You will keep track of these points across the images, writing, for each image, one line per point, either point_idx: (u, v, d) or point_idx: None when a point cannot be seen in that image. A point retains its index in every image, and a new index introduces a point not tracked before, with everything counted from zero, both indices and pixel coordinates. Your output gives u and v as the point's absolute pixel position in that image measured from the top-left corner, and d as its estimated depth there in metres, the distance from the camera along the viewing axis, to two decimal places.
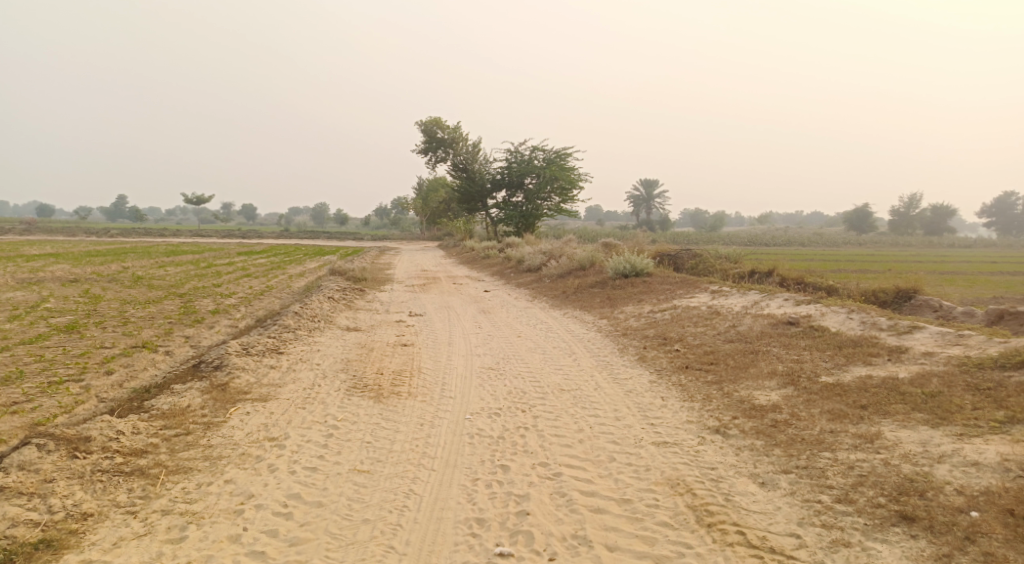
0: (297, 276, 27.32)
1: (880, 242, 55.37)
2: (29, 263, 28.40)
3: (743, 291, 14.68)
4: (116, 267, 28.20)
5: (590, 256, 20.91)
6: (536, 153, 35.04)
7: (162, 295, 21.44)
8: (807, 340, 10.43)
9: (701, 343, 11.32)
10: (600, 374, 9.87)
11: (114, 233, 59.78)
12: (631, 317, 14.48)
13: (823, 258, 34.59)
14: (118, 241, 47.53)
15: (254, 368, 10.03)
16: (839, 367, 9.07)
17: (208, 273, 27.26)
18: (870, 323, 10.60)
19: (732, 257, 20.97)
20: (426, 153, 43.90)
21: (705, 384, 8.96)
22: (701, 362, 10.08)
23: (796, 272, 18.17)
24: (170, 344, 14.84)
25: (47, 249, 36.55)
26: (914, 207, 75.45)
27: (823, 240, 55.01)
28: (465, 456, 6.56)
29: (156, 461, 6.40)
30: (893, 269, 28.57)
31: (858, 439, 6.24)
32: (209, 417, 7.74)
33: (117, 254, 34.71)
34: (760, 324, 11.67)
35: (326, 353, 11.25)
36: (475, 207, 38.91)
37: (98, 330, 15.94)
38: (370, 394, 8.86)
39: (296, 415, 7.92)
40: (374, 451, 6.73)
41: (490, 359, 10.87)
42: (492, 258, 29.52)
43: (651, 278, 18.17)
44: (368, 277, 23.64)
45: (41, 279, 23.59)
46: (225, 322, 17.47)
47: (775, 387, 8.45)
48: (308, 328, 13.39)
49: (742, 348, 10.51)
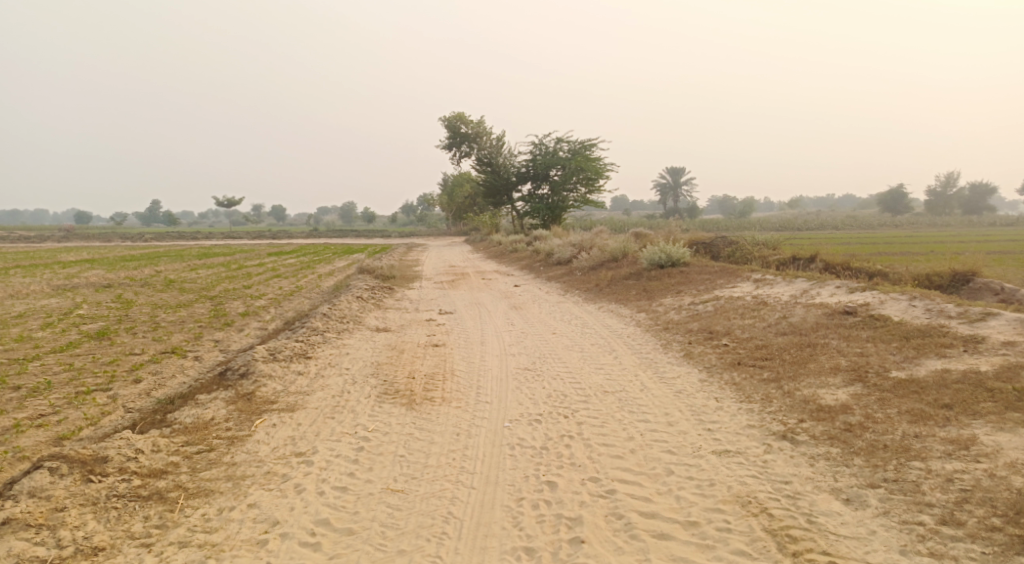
0: (326, 276, 27.01)
1: (918, 223, 53.73)
2: (64, 270, 28.48)
3: (789, 279, 13.88)
4: (148, 271, 28.20)
5: (624, 247, 20.18)
6: (561, 143, 34.32)
7: (192, 299, 21.21)
8: (868, 331, 9.66)
9: (751, 336, 10.59)
10: (646, 373, 9.21)
11: (147, 236, 60.39)
12: (671, 310, 13.77)
13: (862, 241, 33.40)
14: (150, 246, 47.93)
15: (280, 375, 9.56)
16: (910, 360, 8.30)
17: (238, 275, 27.06)
18: (936, 310, 9.78)
19: (771, 244, 20.11)
20: (451, 148, 43.39)
21: (762, 382, 8.26)
22: (754, 357, 9.36)
23: (841, 257, 17.28)
24: (198, 349, 14.50)
25: (82, 255, 36.75)
26: (951, 186, 73.14)
27: (858, 223, 53.38)
28: (507, 472, 5.98)
29: (175, 483, 5.93)
30: (937, 251, 27.43)
31: (951, 445, 5.52)
32: (232, 430, 7.26)
33: (149, 258, 34.85)
34: (813, 315, 10.91)
35: (355, 356, 10.76)
36: (502, 200, 38.31)
37: (127, 336, 15.67)
38: (401, 401, 8.33)
39: (324, 426, 7.42)
40: (409, 467, 6.19)
41: (526, 359, 10.27)
42: (522, 251, 28.91)
43: (689, 267, 17.40)
44: (397, 274, 23.22)
45: (75, 286, 23.57)
46: (254, 325, 17.14)
47: (842, 385, 7.73)
48: (337, 330, 12.93)
49: (797, 342, 9.77)
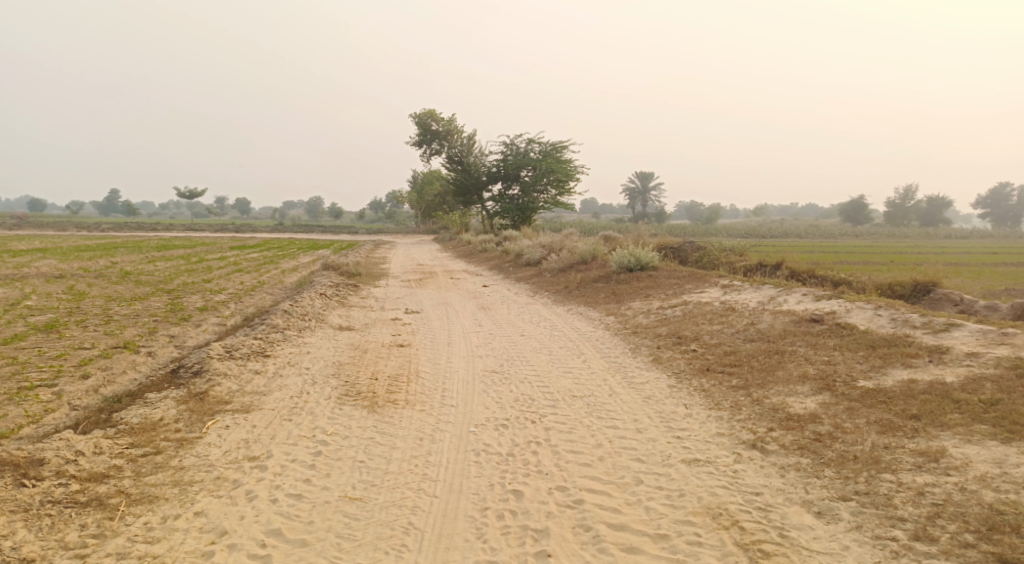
0: (289, 271, 26.45)
1: (878, 234, 54.83)
2: (15, 259, 27.44)
3: (757, 286, 13.89)
4: (103, 262, 27.31)
5: (593, 249, 20.10)
6: (532, 144, 34.22)
7: (148, 292, 20.54)
8: (835, 340, 9.65)
9: (720, 342, 10.52)
10: (614, 378, 9.06)
11: (104, 227, 58.71)
12: (640, 314, 13.68)
13: (824, 250, 33.88)
14: (107, 237, 46.52)
15: (236, 374, 9.19)
16: (876, 370, 8.28)
17: (198, 269, 26.33)
18: (901, 320, 9.82)
19: (737, 250, 20.22)
20: (421, 145, 42.98)
21: (731, 389, 8.16)
22: (723, 364, 9.28)
23: (807, 265, 17.41)
24: (152, 345, 13.97)
25: (35, 244, 35.58)
26: (910, 198, 74.90)
27: (821, 232, 54.25)
28: (472, 480, 5.76)
29: (116, 488, 5.60)
30: (896, 260, 27.91)
31: (921, 457, 5.45)
32: (182, 432, 6.92)
33: (105, 249, 33.75)
34: (781, 322, 10.89)
35: (316, 355, 10.42)
36: (471, 200, 38.01)
37: (77, 330, 15.05)
38: (363, 404, 8.04)
39: (280, 429, 7.11)
40: (368, 473, 5.93)
41: (492, 362, 10.05)
42: (490, 252, 28.71)
43: (657, 271, 17.36)
44: (362, 271, 22.82)
45: (25, 275, 22.67)
46: (212, 321, 16.63)
47: (810, 394, 7.67)
48: (298, 328, 12.55)
49: (765, 348, 9.73)
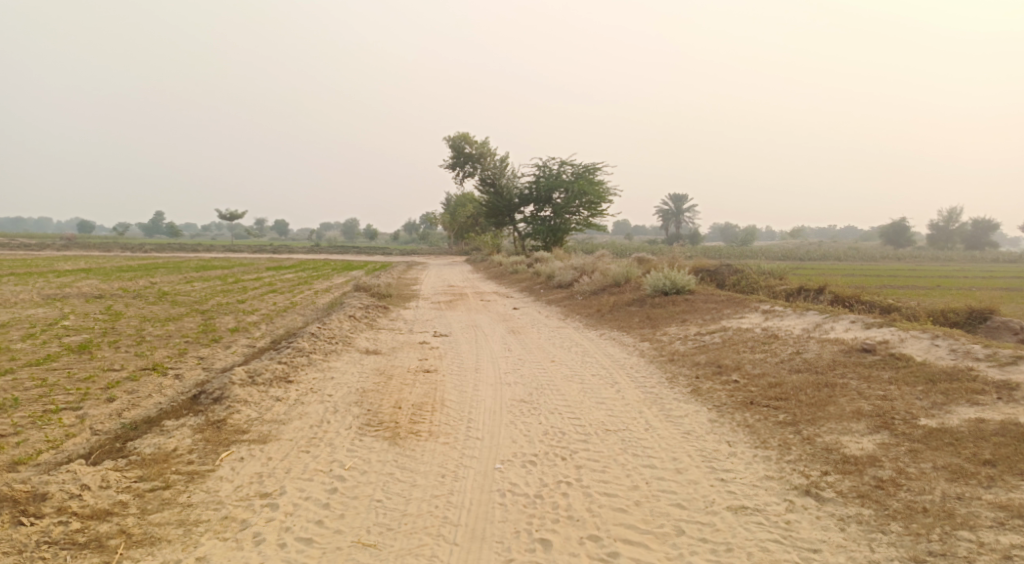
0: (322, 292, 26.37)
1: (920, 256, 53.17)
2: (58, 279, 27.88)
3: (800, 312, 13.21)
4: (142, 282, 27.58)
5: (627, 272, 19.57)
6: (565, 166, 33.93)
7: (182, 312, 20.56)
8: (889, 372, 8.99)
9: (763, 372, 9.91)
10: (650, 411, 8.52)
11: (146, 248, 59.85)
12: (677, 341, 13.10)
13: (866, 273, 32.71)
14: (148, 257, 47.32)
15: (256, 401, 8.88)
16: (939, 407, 7.61)
17: (233, 289, 26.40)
18: (961, 351, 9.12)
19: (777, 274, 19.48)
20: (455, 167, 43.00)
21: (778, 426, 7.57)
22: (768, 397, 8.67)
23: (852, 290, 16.63)
24: (180, 367, 13.81)
25: (80, 264, 36.43)
26: (955, 220, 72.71)
27: (861, 254, 52.83)
28: (495, 526, 5.36)
29: (118, 527, 5.34)
30: (944, 285, 26.78)
31: (1002, 513, 4.86)
32: (194, 464, 6.59)
33: (146, 269, 34.27)
34: (829, 351, 10.23)
35: (340, 381, 10.07)
36: (503, 221, 37.76)
37: (108, 351, 15.01)
38: (385, 435, 7.64)
39: (296, 462, 6.74)
40: (385, 515, 5.55)
41: (522, 390, 9.58)
42: (522, 273, 28.33)
43: (694, 295, 16.75)
44: (393, 293, 22.58)
45: (65, 295, 22.93)
46: (242, 342, 16.47)
47: (865, 433, 7.05)
48: (324, 352, 12.25)
49: (813, 380, 9.09)
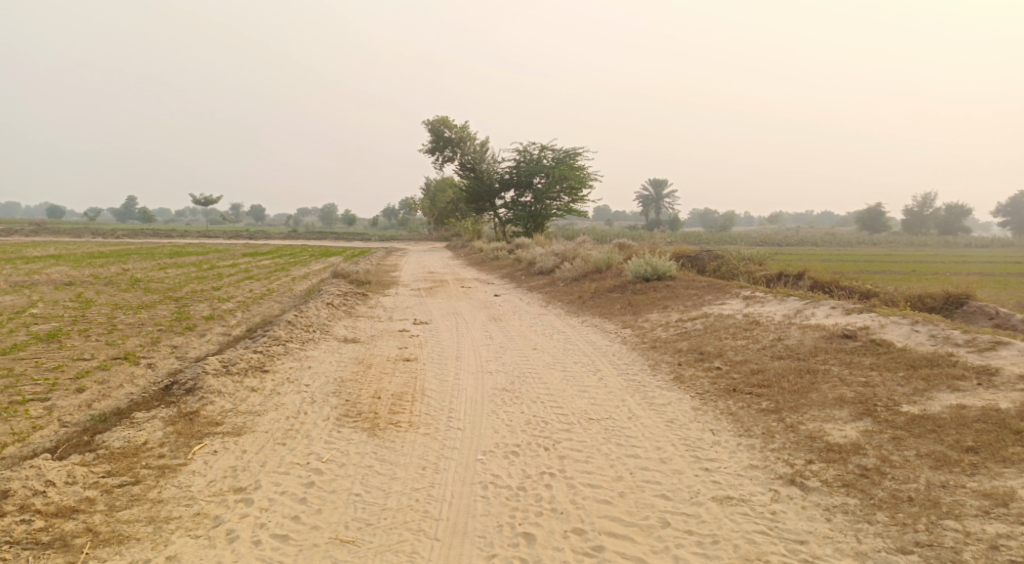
0: (299, 279, 26.01)
1: (894, 242, 53.80)
2: (28, 265, 27.21)
3: (781, 298, 13.20)
4: (114, 269, 26.99)
5: (607, 258, 19.48)
6: (545, 151, 33.72)
7: (156, 300, 20.14)
8: (870, 358, 8.98)
9: (745, 359, 9.87)
10: (633, 399, 8.43)
11: (119, 234, 58.76)
12: (658, 327, 13.04)
13: (843, 259, 32.93)
14: (121, 243, 46.45)
15: (231, 392, 8.66)
16: (921, 394, 7.59)
17: (208, 276, 25.94)
18: (942, 337, 9.13)
19: (757, 260, 19.49)
20: (434, 152, 42.60)
21: (761, 413, 7.52)
22: (751, 385, 8.62)
23: (831, 275, 16.68)
24: (153, 356, 13.51)
25: (50, 251, 35.56)
26: (928, 206, 73.64)
27: (836, 240, 53.34)
28: (477, 520, 5.26)
29: (84, 525, 5.17)
30: (919, 270, 27.02)
31: (988, 501, 4.84)
32: (166, 458, 6.39)
33: (119, 255, 33.61)
34: (810, 338, 10.22)
35: (317, 370, 9.87)
36: (483, 207, 37.50)
37: (78, 339, 14.64)
38: (363, 426, 7.47)
39: (272, 455, 6.57)
40: (363, 509, 5.43)
41: (503, 379, 9.45)
42: (502, 259, 28.16)
43: (675, 281, 16.70)
44: (372, 280, 22.30)
45: (35, 282, 22.37)
46: (217, 331, 16.15)
47: (848, 420, 7.02)
48: (301, 340, 12.03)
49: (795, 367, 9.07)
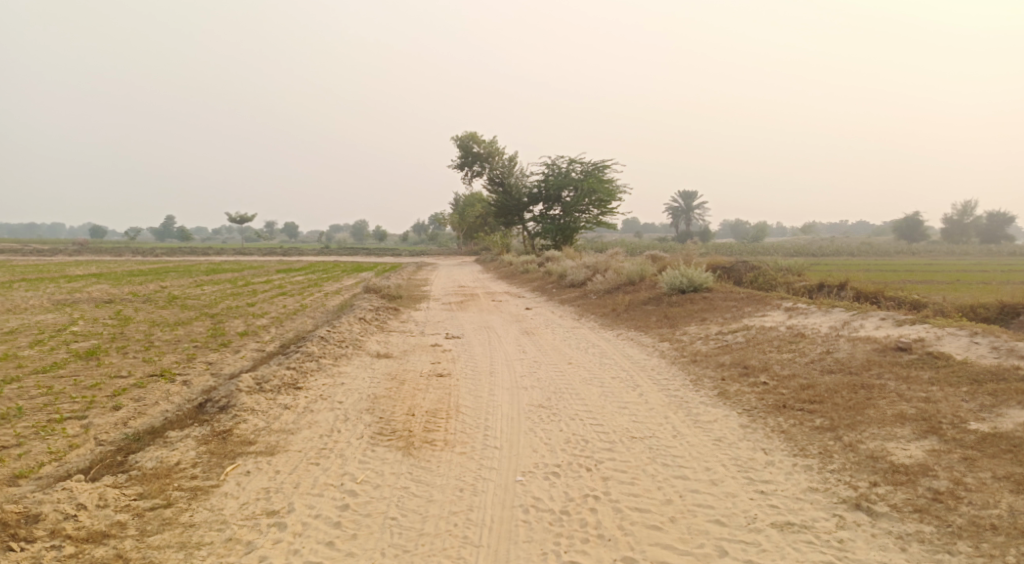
0: (331, 295, 26.03)
1: (933, 251, 52.36)
2: (69, 284, 27.68)
3: (826, 309, 12.71)
4: (152, 286, 27.34)
5: (641, 270, 19.10)
6: (575, 164, 33.48)
7: (191, 316, 20.25)
8: (928, 372, 8.50)
9: (793, 373, 9.44)
10: (677, 416, 8.07)
11: (156, 252, 59.94)
12: (698, 341, 12.63)
13: (882, 268, 31.99)
14: (157, 261, 47.16)
15: (263, 409, 8.51)
16: (988, 410, 7.12)
17: (242, 292, 26.10)
18: (1005, 349, 8.61)
19: (795, 270, 18.95)
20: (463, 167, 42.64)
21: (815, 431, 7.11)
22: (802, 400, 8.20)
23: (875, 285, 16.10)
24: (187, 373, 13.47)
25: (91, 269, 36.15)
26: (969, 214, 71.72)
27: (873, 249, 52.10)
28: (520, 547, 5.01)
29: (115, 550, 5.01)
30: (963, 280, 26.11)
31: None
32: (198, 479, 6.23)
33: (156, 273, 34.14)
34: (861, 351, 9.73)
35: (350, 387, 9.68)
36: (512, 221, 37.36)
37: (115, 356, 14.71)
38: (398, 445, 7.23)
39: (306, 476, 6.36)
40: (399, 535, 5.20)
41: (540, 395, 9.15)
42: (534, 272, 27.89)
43: (712, 293, 16.26)
44: (404, 295, 22.19)
45: (75, 300, 22.70)
46: (251, 347, 16.12)
47: (911, 438, 6.59)
48: (334, 356, 11.87)
49: (847, 382, 8.62)
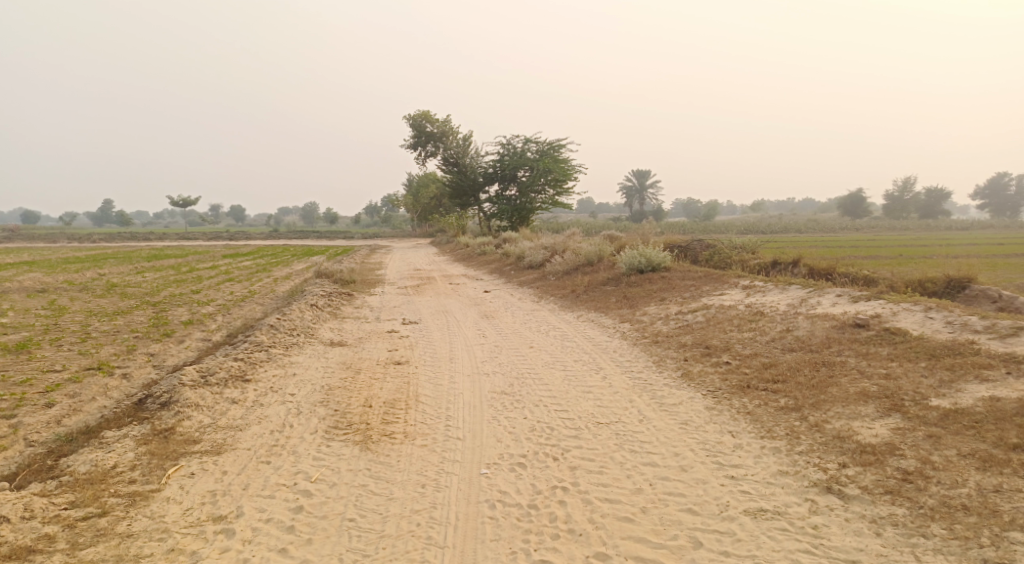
0: (282, 280, 25.27)
1: (876, 227, 53.81)
2: (1, 273, 26.26)
3: (783, 286, 12.73)
4: (90, 274, 26.09)
5: (598, 250, 18.97)
6: (529, 144, 33.14)
7: (133, 305, 19.36)
8: (887, 348, 8.51)
9: (754, 353, 9.38)
10: (642, 400, 7.91)
11: (96, 238, 57.67)
12: (658, 321, 12.52)
13: (829, 245, 32.57)
14: (98, 247, 45.41)
15: (210, 405, 8.05)
16: (949, 386, 7.13)
17: (188, 279, 25.13)
18: (960, 323, 8.66)
19: (749, 248, 19.05)
20: (416, 148, 41.90)
21: (781, 412, 7.03)
22: (765, 380, 8.13)
23: (827, 262, 16.25)
24: (129, 365, 12.80)
25: (26, 257, 34.49)
26: (908, 190, 73.98)
27: (820, 226, 53.27)
28: (487, 547, 4.87)
29: None
30: (907, 254, 26.73)
31: None
32: (137, 483, 5.82)
33: (97, 260, 32.74)
34: (821, 328, 9.71)
35: (303, 378, 9.27)
36: (467, 202, 36.90)
37: (50, 350, 13.91)
38: (354, 439, 6.90)
39: (256, 476, 6.00)
40: (359, 539, 4.96)
41: (501, 381, 8.88)
42: (489, 254, 27.54)
43: (669, 272, 16.20)
44: (357, 279, 21.65)
45: (7, 290, 21.50)
46: (197, 336, 15.46)
47: (876, 417, 6.54)
48: (285, 345, 11.40)
49: (808, 360, 8.59)
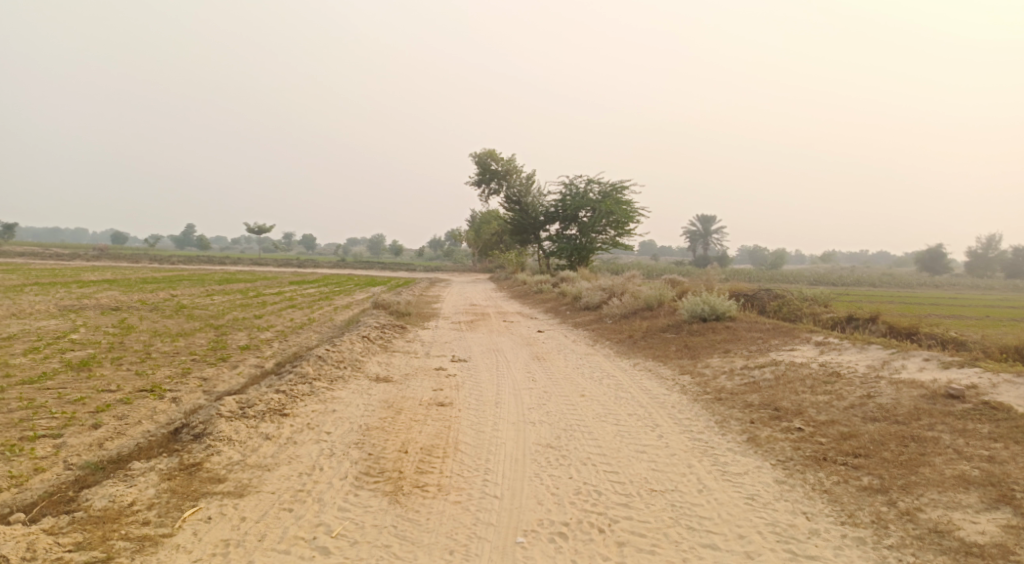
0: (341, 309, 25.25)
1: (957, 285, 50.80)
2: (79, 289, 27.17)
3: (861, 345, 11.70)
4: (161, 294, 26.73)
5: (660, 294, 18.17)
6: (593, 184, 32.70)
7: (195, 327, 19.54)
8: (988, 426, 7.49)
9: (830, 420, 8.46)
10: (702, 466, 7.14)
11: (174, 259, 60.21)
12: (721, 375, 11.67)
13: (908, 301, 30.64)
14: (174, 269, 47.01)
15: (242, 440, 7.68)
16: None
17: (251, 304, 25.42)
18: None
19: (822, 301, 17.91)
20: (480, 184, 42.06)
21: (863, 493, 6.18)
22: (844, 453, 7.25)
23: (908, 320, 15.03)
24: (179, 389, 12.70)
25: (106, 275, 35.88)
26: (994, 248, 70.05)
27: (896, 281, 50.62)
28: None
29: None
30: (994, 316, 24.81)
31: None
32: (148, 526, 5.45)
33: (170, 280, 33.78)
34: (907, 396, 8.71)
35: (341, 416, 8.84)
36: (528, 240, 36.63)
37: (108, 368, 14.00)
38: (385, 490, 6.37)
39: (274, 526, 5.55)
40: None
41: (547, 433, 8.23)
42: (547, 294, 26.97)
43: (735, 322, 15.28)
44: (413, 311, 21.40)
45: (81, 306, 22.13)
46: (250, 362, 15.37)
47: (980, 509, 5.65)
48: (330, 378, 11.06)
49: (894, 432, 7.64)
